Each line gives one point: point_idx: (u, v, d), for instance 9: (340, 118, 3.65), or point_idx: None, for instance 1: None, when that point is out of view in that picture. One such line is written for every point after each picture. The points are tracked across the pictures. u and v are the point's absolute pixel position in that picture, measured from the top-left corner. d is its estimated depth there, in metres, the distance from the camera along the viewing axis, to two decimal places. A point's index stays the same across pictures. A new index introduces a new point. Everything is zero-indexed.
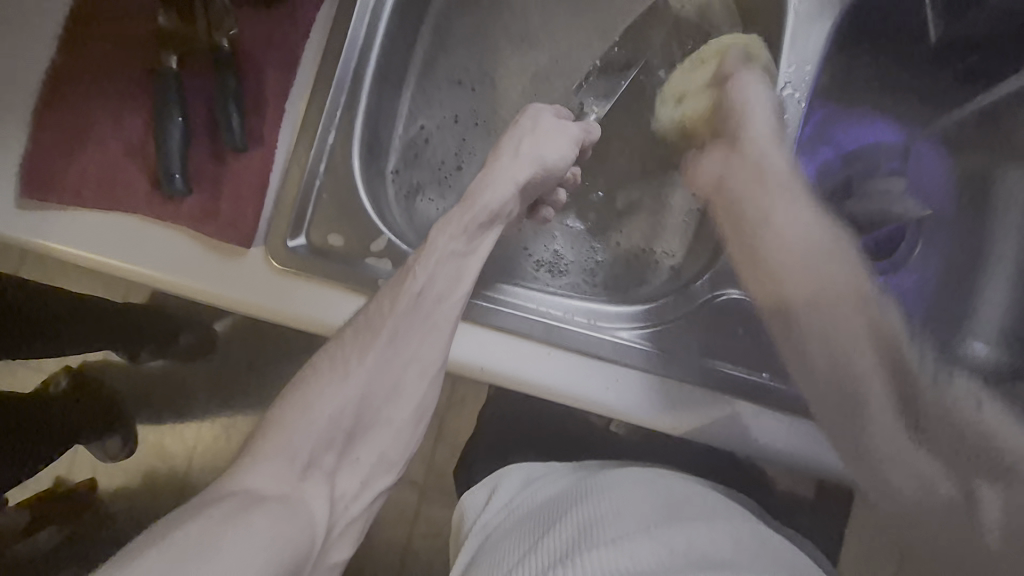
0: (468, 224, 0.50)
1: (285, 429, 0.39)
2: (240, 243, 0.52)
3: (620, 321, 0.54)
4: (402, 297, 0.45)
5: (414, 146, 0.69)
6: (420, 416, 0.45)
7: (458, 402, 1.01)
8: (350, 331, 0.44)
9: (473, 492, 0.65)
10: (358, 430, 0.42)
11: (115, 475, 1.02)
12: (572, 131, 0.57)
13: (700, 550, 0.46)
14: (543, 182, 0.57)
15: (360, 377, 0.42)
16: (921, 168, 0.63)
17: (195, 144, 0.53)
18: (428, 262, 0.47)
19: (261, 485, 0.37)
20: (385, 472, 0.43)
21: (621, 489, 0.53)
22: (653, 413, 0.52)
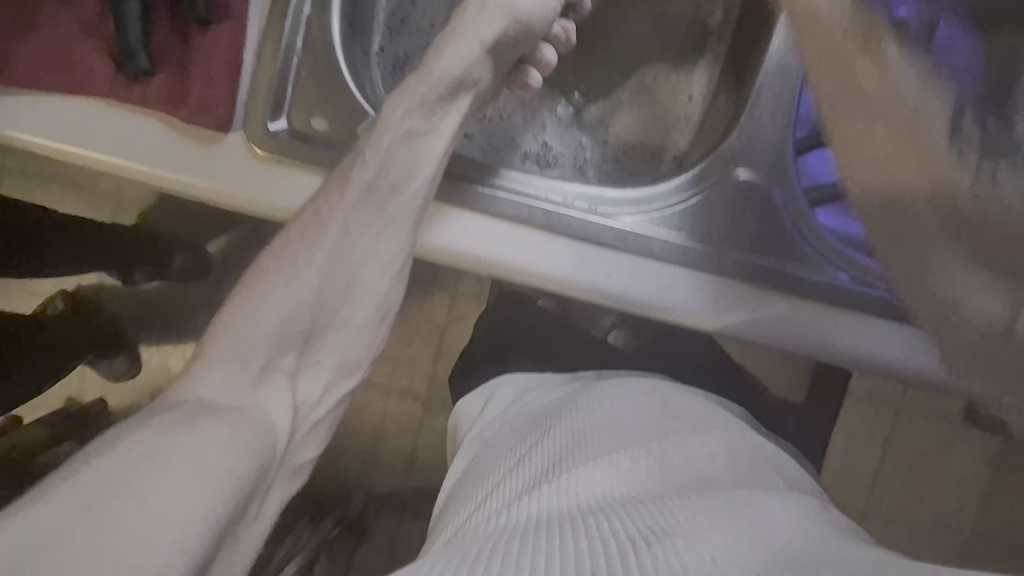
0: (424, 96, 0.46)
1: (234, 335, 0.39)
2: (215, 128, 0.48)
3: (623, 206, 0.51)
4: (352, 185, 0.43)
5: (399, 11, 0.64)
6: (384, 315, 0.45)
7: (457, 317, 1.01)
8: (297, 226, 0.43)
9: (471, 399, 0.66)
10: (315, 332, 0.42)
11: (124, 393, 1.05)
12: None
13: (696, 465, 0.44)
14: (519, 40, 0.50)
15: (311, 275, 0.41)
16: None
17: (157, 20, 0.49)
18: (379, 148, 0.44)
19: (214, 393, 0.36)
20: (346, 375, 0.44)
21: (618, 400, 0.52)
22: (653, 304, 0.50)
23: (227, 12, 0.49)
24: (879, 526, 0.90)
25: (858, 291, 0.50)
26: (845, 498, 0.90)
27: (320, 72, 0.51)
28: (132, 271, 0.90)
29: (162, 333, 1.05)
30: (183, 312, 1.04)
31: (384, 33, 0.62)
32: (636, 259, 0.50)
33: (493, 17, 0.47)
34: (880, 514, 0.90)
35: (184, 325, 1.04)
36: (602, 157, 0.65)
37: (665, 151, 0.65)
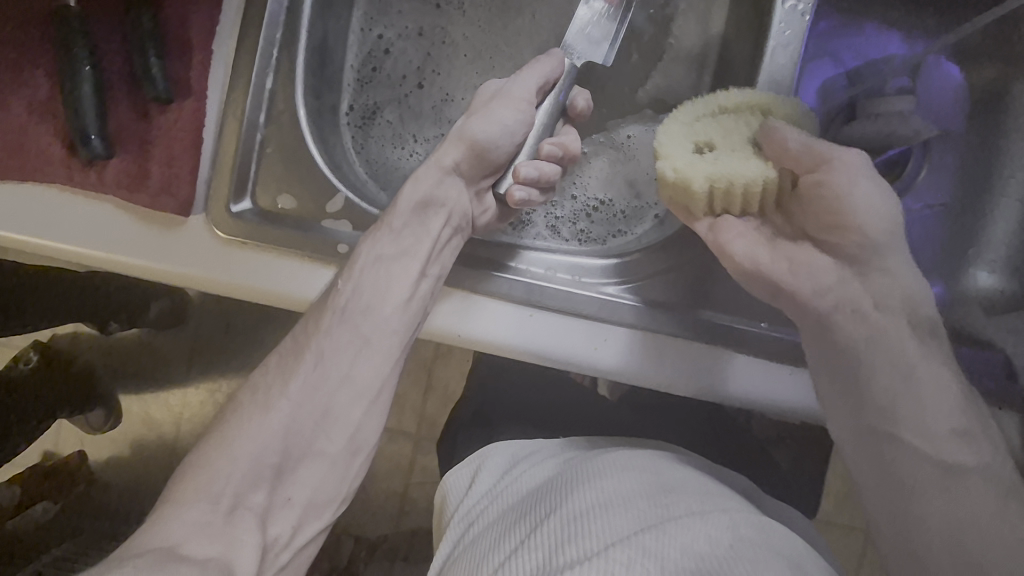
0: (396, 225, 0.47)
1: (207, 472, 0.39)
2: (176, 211, 0.46)
3: (607, 275, 0.50)
4: (326, 314, 0.44)
5: (372, 59, 0.61)
6: (357, 447, 0.44)
7: (445, 354, 0.98)
8: (276, 356, 0.45)
9: (454, 472, 0.60)
10: (287, 467, 0.41)
11: (101, 444, 0.98)
12: (523, 87, 0.50)
13: (697, 559, 0.39)
14: (488, 166, 0.51)
15: (284, 406, 0.42)
16: (934, 87, 0.57)
17: (114, 100, 0.47)
18: (352, 275, 0.45)
19: (186, 537, 0.36)
20: (316, 515, 0.42)
21: (611, 479, 0.47)
22: (636, 376, 0.48)
23: (190, 90, 0.47)
24: None
25: None
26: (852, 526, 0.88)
27: (287, 149, 0.49)
28: (107, 321, 0.86)
29: (140, 382, 0.98)
30: (161, 361, 0.98)
31: (353, 87, 0.60)
32: (628, 331, 0.48)
33: (457, 147, 0.50)
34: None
35: (164, 376, 0.98)
36: (577, 214, 0.61)
37: (642, 208, 0.60)
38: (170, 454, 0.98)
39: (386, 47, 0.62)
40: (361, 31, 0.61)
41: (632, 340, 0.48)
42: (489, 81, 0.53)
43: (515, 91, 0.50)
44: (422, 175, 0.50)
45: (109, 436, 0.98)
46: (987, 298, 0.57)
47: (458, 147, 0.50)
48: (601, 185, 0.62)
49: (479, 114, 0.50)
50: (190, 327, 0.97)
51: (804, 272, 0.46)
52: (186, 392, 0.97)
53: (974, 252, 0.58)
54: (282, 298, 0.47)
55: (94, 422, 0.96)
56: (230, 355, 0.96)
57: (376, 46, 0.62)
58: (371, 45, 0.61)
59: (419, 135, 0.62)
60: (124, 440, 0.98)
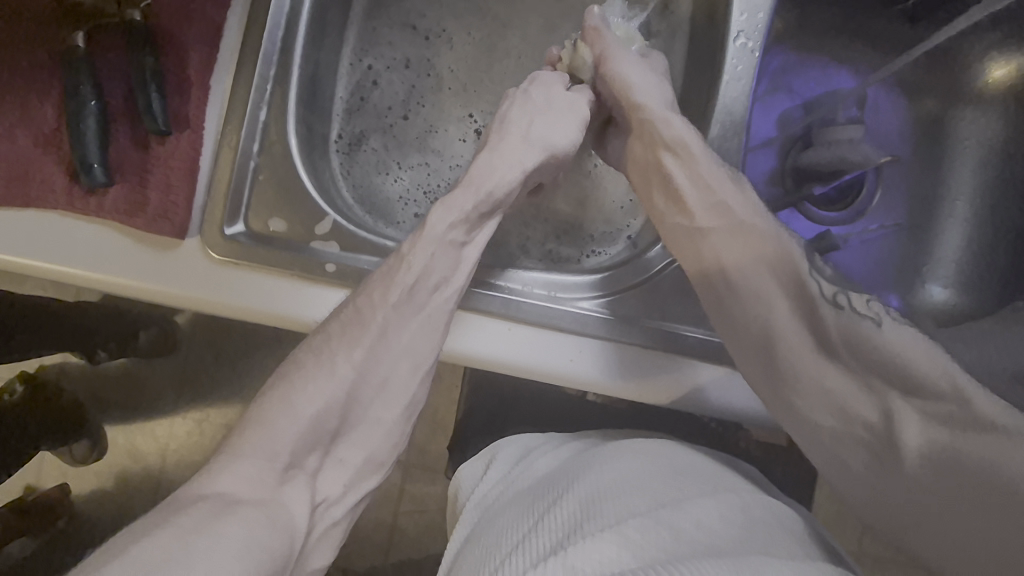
0: (469, 211, 0.45)
1: (263, 428, 0.36)
2: (172, 234, 0.49)
3: (581, 291, 0.53)
4: (393, 288, 0.41)
5: (360, 89, 0.65)
6: (412, 414, 0.41)
7: (435, 380, 0.99)
8: (337, 323, 0.40)
9: (469, 464, 0.62)
10: (343, 428, 0.38)
11: (83, 478, 0.97)
12: (581, 107, 0.52)
13: (709, 533, 0.43)
14: (551, 167, 0.52)
15: (345, 372, 0.38)
16: (877, 117, 0.65)
17: (115, 134, 0.50)
18: (424, 248, 0.43)
19: (238, 488, 0.34)
20: (373, 472, 0.39)
21: (625, 461, 0.51)
22: (653, 390, 0.51)
23: (186, 123, 0.51)
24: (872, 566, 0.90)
25: None
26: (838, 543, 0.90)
27: (279, 177, 0.52)
28: (95, 349, 0.87)
29: (127, 412, 0.98)
30: (148, 391, 0.98)
31: (341, 117, 0.64)
32: (601, 344, 0.51)
33: (534, 147, 0.49)
34: (871, 554, 0.90)
35: (152, 405, 0.98)
36: (545, 236, 0.64)
37: (614, 231, 0.64)
38: (154, 488, 0.97)
39: (374, 78, 0.66)
40: (352, 64, 0.65)
41: (636, 352, 0.51)
42: (552, 73, 0.53)
43: (579, 104, 0.52)
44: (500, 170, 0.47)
45: (93, 468, 0.97)
46: (944, 310, 0.60)
47: (536, 147, 0.49)
48: (569, 208, 0.65)
49: (542, 117, 0.50)
50: (180, 355, 0.98)
51: (699, 183, 0.48)
52: (174, 423, 0.97)
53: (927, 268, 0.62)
54: (270, 316, 0.49)
55: (78, 454, 0.95)
56: (219, 383, 0.97)
57: (365, 77, 0.66)
58: (360, 75, 0.65)
59: (403, 162, 0.65)
60: (106, 472, 0.97)
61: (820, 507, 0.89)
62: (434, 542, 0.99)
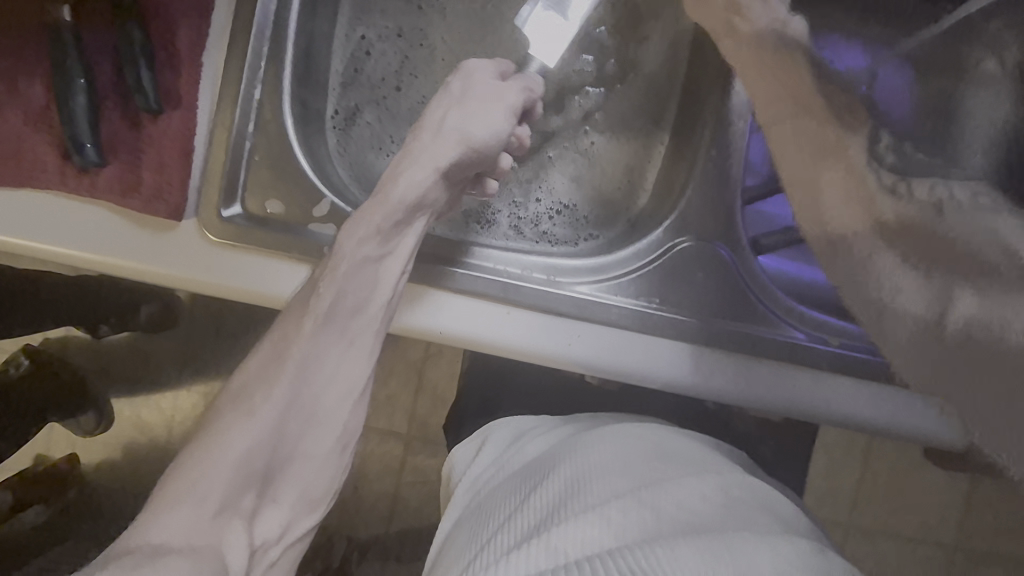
0: (383, 222, 0.43)
1: (190, 477, 0.35)
2: (168, 216, 0.48)
3: (580, 275, 0.52)
4: (307, 319, 0.40)
5: (354, 60, 0.64)
6: (347, 443, 0.41)
7: (435, 354, 1.00)
8: (256, 363, 0.40)
9: (462, 446, 0.64)
10: (275, 469, 0.37)
11: (92, 448, 0.99)
12: (511, 98, 0.49)
13: (690, 511, 0.44)
14: (474, 163, 0.48)
15: (268, 412, 0.37)
16: (886, 93, 0.63)
17: (106, 112, 0.49)
18: (335, 276, 0.41)
19: (172, 536, 0.33)
20: (307, 512, 0.39)
21: (610, 443, 0.51)
22: (648, 373, 0.51)
23: (178, 101, 0.50)
24: (862, 537, 0.93)
25: (811, 348, 0.51)
26: (830, 514, 0.92)
27: (274, 157, 0.51)
28: (98, 324, 0.88)
29: (131, 386, 0.99)
30: (152, 364, 0.99)
31: (336, 90, 0.62)
32: (598, 328, 0.51)
33: (453, 145, 0.45)
34: (860, 525, 0.92)
35: (155, 377, 0.99)
36: (541, 217, 0.63)
37: (613, 214, 0.63)
38: (161, 459, 0.99)
39: (367, 48, 0.64)
40: (346, 35, 0.63)
41: (634, 336, 0.51)
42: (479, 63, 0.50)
43: (506, 95, 0.49)
44: (419, 177, 0.44)
45: (101, 439, 0.98)
46: None
47: (449, 146, 0.45)
48: (566, 188, 0.64)
49: (464, 110, 0.47)
50: (181, 330, 0.98)
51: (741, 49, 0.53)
52: (178, 396, 0.99)
53: None
54: (269, 297, 0.49)
55: (85, 427, 0.95)
56: (221, 357, 0.98)
57: (359, 47, 0.64)
58: (354, 46, 0.64)
59: (396, 135, 0.64)
60: (114, 443, 0.99)
61: (813, 481, 0.91)
62: (435, 512, 1.01)
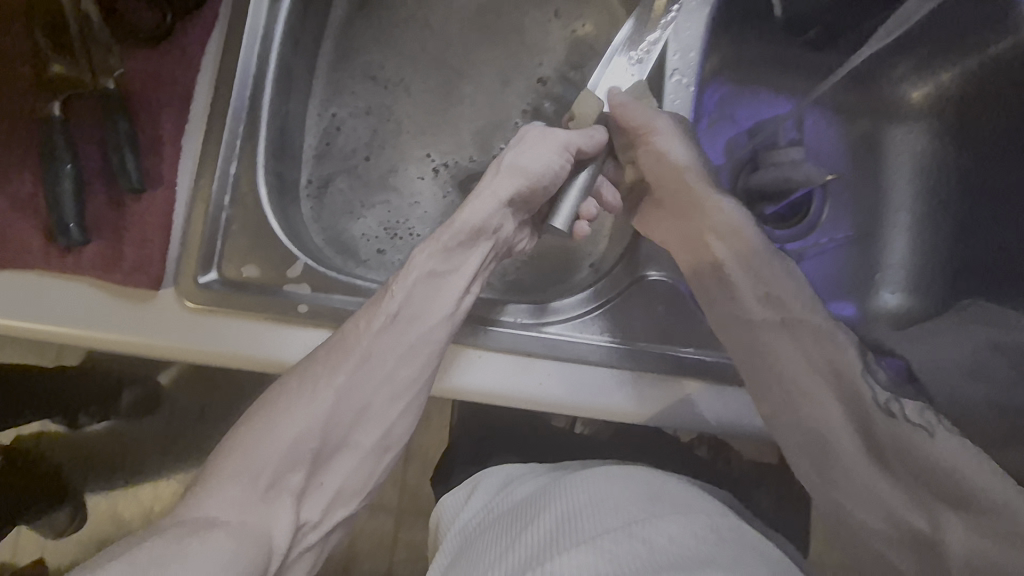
0: (447, 242, 0.47)
1: (247, 448, 0.39)
2: (147, 286, 0.50)
3: (547, 315, 0.55)
4: (379, 315, 0.44)
5: (326, 135, 0.68)
6: (387, 444, 0.44)
7: (423, 421, 0.98)
8: (324, 348, 0.43)
9: (451, 494, 0.63)
10: (324, 456, 0.41)
11: (64, 548, 0.94)
12: (560, 137, 0.52)
13: (681, 547, 0.44)
14: (534, 195, 0.52)
15: (329, 394, 0.41)
16: (813, 137, 0.69)
17: (90, 194, 0.52)
18: (405, 280, 0.45)
19: (222, 510, 0.36)
20: (345, 502, 0.43)
21: (601, 484, 0.51)
22: (624, 409, 0.52)
23: (159, 182, 0.53)
24: None
25: None
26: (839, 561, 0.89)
27: (250, 225, 0.54)
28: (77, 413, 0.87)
29: (109, 478, 0.95)
30: (132, 453, 0.96)
31: (310, 164, 0.67)
32: (568, 365, 0.52)
33: (511, 180, 0.50)
34: None
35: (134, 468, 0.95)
36: (511, 268, 0.66)
37: (576, 260, 0.67)
38: None
39: (339, 124, 0.69)
40: (318, 114, 0.68)
41: (608, 373, 0.53)
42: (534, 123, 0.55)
43: (558, 136, 0.52)
44: (489, 204, 0.49)
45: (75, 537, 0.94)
46: (900, 315, 0.64)
47: (516, 179, 0.50)
48: (531, 239, 0.67)
49: (519, 147, 0.51)
50: (162, 415, 0.96)
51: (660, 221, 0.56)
52: (157, 484, 0.95)
53: (879, 276, 0.66)
54: (246, 360, 0.50)
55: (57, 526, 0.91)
56: (203, 441, 0.95)
57: (330, 124, 0.68)
58: (326, 123, 0.68)
59: (369, 201, 0.68)
60: (90, 539, 0.95)
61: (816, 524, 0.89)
62: None
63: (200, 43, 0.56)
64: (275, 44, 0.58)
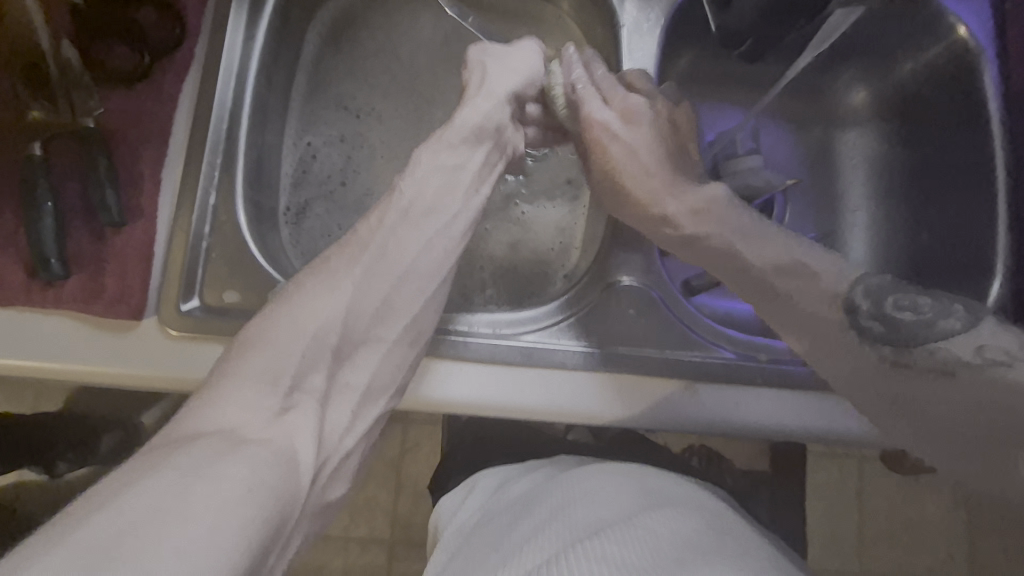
0: (453, 138, 0.51)
1: (268, 344, 0.40)
2: (129, 316, 0.51)
3: (524, 325, 0.56)
4: (390, 211, 0.47)
5: (302, 163, 0.70)
6: (415, 338, 0.46)
7: (412, 448, 0.97)
8: (337, 247, 0.45)
9: (449, 496, 0.63)
10: (347, 352, 0.42)
11: None
12: (530, 47, 0.58)
13: (680, 533, 0.45)
14: (524, 96, 0.57)
15: (348, 286, 0.43)
16: (770, 146, 0.73)
17: (71, 230, 0.53)
18: (413, 177, 0.49)
19: (239, 419, 0.36)
20: (374, 399, 0.44)
21: (596, 481, 0.52)
22: (605, 412, 0.54)
23: (139, 215, 0.55)
24: None
25: (742, 365, 0.55)
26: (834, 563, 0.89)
27: (229, 252, 0.55)
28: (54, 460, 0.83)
29: None
30: None
31: (287, 191, 0.68)
32: (549, 371, 0.54)
33: (499, 85, 0.55)
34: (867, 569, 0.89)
35: None
36: (488, 282, 0.68)
37: (551, 272, 0.69)
38: None
39: (314, 152, 0.71)
40: (293, 143, 0.70)
41: (588, 376, 0.54)
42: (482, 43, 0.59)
43: (525, 48, 0.58)
44: (493, 98, 0.54)
45: None
46: None
47: (506, 78, 0.55)
48: (507, 254, 0.70)
49: (499, 59, 0.56)
50: None
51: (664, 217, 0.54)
52: None
53: None
54: None
55: None
56: None
57: (306, 152, 0.71)
58: (301, 152, 0.71)
59: (345, 225, 0.70)
60: None
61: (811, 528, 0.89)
62: None
63: (177, 81, 0.58)
64: (250, 78, 0.60)
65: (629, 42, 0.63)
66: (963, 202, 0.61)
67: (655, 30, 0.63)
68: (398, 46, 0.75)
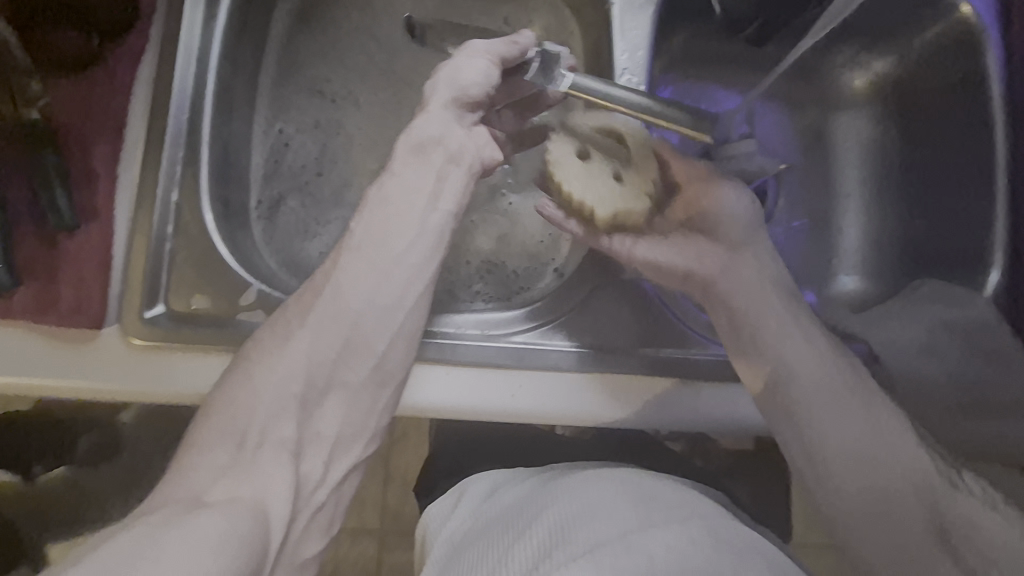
0: (403, 166, 0.47)
1: (230, 405, 0.39)
2: (89, 326, 0.48)
3: (513, 325, 0.54)
4: (342, 251, 0.44)
5: (275, 152, 0.66)
6: (382, 379, 0.43)
7: (399, 438, 0.95)
8: (295, 295, 0.44)
9: (437, 504, 0.61)
10: (314, 400, 0.41)
11: None
12: (480, 48, 0.50)
13: (680, 556, 0.43)
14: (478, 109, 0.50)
15: (305, 334, 0.41)
16: (765, 130, 0.70)
17: (19, 233, 0.49)
18: (363, 215, 0.46)
19: (206, 486, 0.36)
20: (349, 445, 0.42)
21: (591, 490, 0.50)
22: (598, 416, 0.52)
23: (94, 216, 0.50)
24: None
25: None
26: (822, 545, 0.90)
27: (195, 255, 0.51)
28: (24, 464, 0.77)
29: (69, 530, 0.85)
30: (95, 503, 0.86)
31: (259, 182, 0.64)
32: (541, 374, 0.52)
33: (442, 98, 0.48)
34: None
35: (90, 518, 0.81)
36: (474, 277, 0.65)
37: (540, 266, 0.66)
38: None
39: (287, 141, 0.67)
40: (264, 131, 0.66)
41: (586, 379, 0.52)
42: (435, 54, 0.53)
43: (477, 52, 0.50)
44: (432, 115, 0.48)
45: None
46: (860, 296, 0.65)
47: (450, 92, 0.49)
48: (494, 247, 0.67)
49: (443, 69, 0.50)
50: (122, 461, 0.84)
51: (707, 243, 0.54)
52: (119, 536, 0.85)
53: (836, 261, 0.68)
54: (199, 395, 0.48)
55: None
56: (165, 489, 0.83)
57: (278, 141, 0.66)
58: (273, 141, 0.66)
59: (323, 220, 0.66)
60: None
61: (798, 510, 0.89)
62: None
63: (131, 68, 0.53)
64: (213, 63, 0.56)
65: (621, 25, 0.59)
66: (950, 204, 0.60)
67: (647, 8, 0.59)
68: (373, 25, 0.70)
